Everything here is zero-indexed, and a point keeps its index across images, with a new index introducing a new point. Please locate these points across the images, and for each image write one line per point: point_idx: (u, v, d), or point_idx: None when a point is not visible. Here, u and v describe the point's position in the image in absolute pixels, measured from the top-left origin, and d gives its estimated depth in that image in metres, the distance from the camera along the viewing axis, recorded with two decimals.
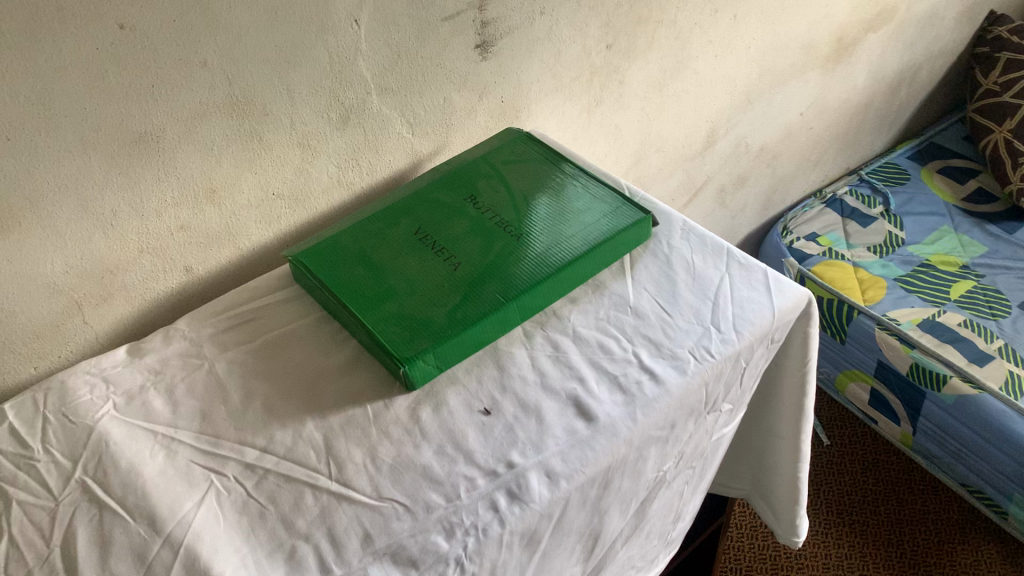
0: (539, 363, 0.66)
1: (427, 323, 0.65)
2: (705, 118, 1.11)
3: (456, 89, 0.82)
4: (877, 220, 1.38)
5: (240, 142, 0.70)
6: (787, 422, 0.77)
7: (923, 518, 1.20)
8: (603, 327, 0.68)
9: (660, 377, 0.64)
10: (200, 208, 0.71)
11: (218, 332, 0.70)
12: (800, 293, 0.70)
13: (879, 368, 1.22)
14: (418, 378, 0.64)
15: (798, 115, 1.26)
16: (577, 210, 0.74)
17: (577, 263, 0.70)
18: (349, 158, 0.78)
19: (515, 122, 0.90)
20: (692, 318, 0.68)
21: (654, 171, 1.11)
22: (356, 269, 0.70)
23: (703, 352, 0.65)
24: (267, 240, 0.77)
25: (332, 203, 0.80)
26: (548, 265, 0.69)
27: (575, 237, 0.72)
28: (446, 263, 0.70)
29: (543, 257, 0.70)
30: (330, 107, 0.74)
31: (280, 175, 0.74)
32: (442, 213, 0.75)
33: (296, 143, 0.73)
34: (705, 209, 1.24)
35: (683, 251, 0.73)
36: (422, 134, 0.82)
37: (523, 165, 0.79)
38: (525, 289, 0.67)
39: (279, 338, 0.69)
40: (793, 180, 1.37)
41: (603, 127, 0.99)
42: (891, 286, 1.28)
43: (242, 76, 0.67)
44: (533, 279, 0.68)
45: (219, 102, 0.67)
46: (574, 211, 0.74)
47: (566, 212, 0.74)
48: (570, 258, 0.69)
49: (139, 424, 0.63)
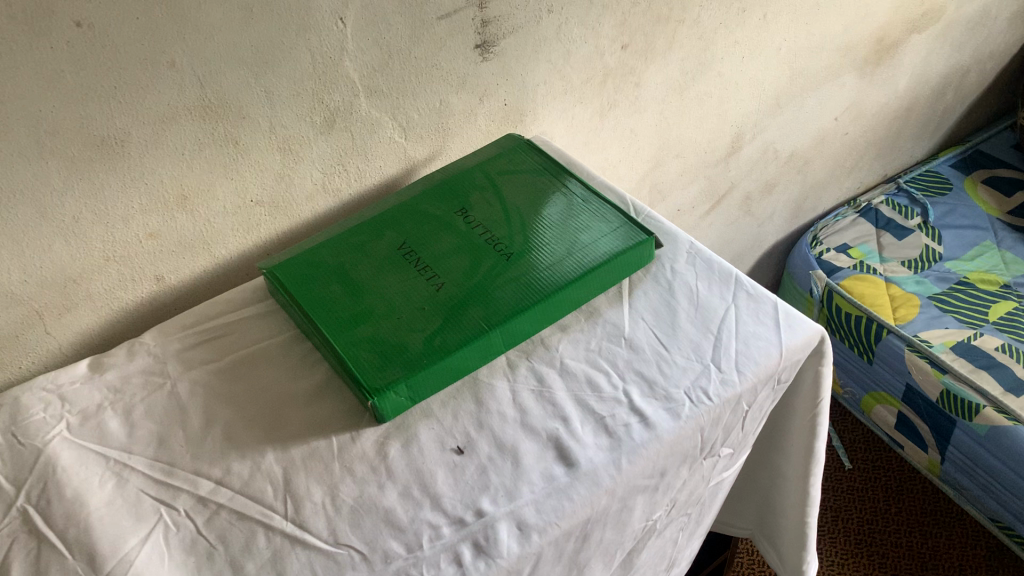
0: (520, 399, 0.61)
1: (402, 350, 0.61)
2: (729, 122, 1.04)
3: (453, 91, 0.77)
4: (913, 232, 1.30)
5: (214, 147, 0.66)
6: (796, 464, 0.71)
7: (948, 552, 1.13)
8: (593, 360, 0.63)
9: (650, 420, 0.58)
10: (171, 215, 0.67)
11: (184, 349, 0.66)
12: (812, 329, 0.63)
13: (908, 392, 1.15)
14: (389, 410, 0.59)
15: (832, 120, 1.19)
16: (574, 228, 0.69)
17: (570, 289, 0.64)
18: (336, 163, 0.73)
19: (519, 127, 0.84)
20: (691, 354, 0.62)
21: (673, 177, 1.04)
22: (333, 287, 0.66)
23: (701, 394, 0.60)
24: (247, 249, 0.73)
25: (317, 210, 0.75)
26: (537, 289, 0.64)
27: (570, 258, 0.66)
28: (429, 283, 0.65)
29: (533, 279, 0.64)
30: (313, 109, 0.69)
31: (259, 181, 0.70)
32: (430, 227, 0.70)
33: (276, 147, 0.69)
34: (729, 216, 1.17)
35: (687, 278, 0.68)
36: (416, 138, 0.77)
37: (521, 176, 0.74)
38: (509, 316, 0.62)
39: (248, 358, 0.65)
40: (826, 188, 1.30)
41: (616, 131, 0.93)
42: (925, 304, 1.20)
43: (215, 77, 0.62)
44: (520, 305, 0.62)
45: (190, 105, 0.62)
46: (572, 229, 0.69)
47: (563, 231, 0.69)
48: (562, 282, 0.64)
49: (91, 448, 0.59)
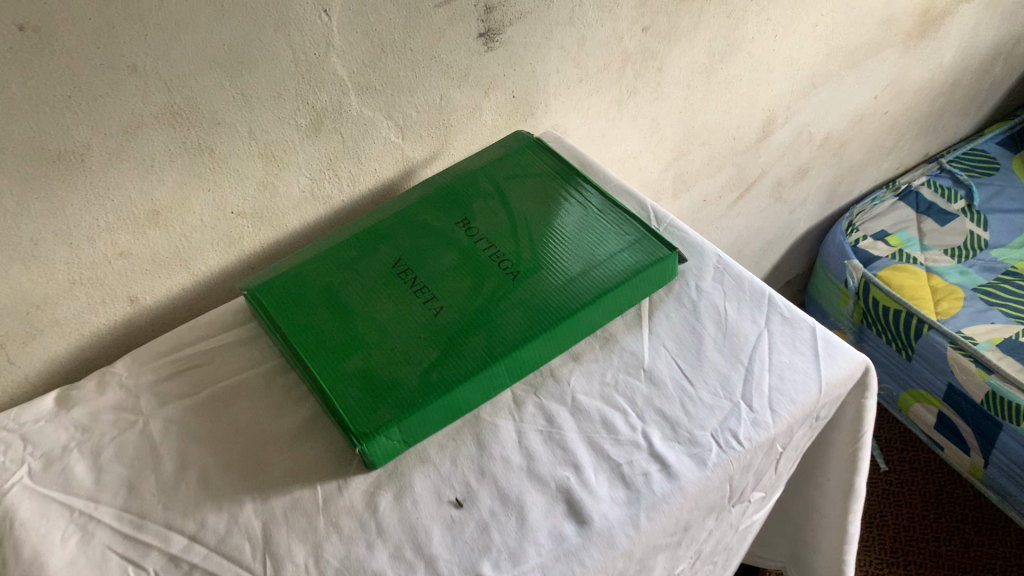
0: (528, 442, 0.54)
1: (395, 386, 0.54)
2: (761, 105, 0.96)
3: (455, 85, 0.69)
4: (957, 218, 1.21)
5: (187, 157, 0.59)
6: (833, 500, 0.64)
7: (991, 562, 1.06)
8: (609, 395, 0.56)
9: (672, 469, 0.52)
10: (142, 233, 0.60)
11: (159, 381, 0.60)
12: (855, 359, 0.57)
13: (950, 393, 1.08)
14: (380, 455, 0.53)
15: (871, 98, 1.10)
16: (589, 241, 0.62)
17: (583, 314, 0.58)
18: (325, 168, 0.66)
19: (530, 120, 0.77)
20: (718, 389, 0.55)
21: (699, 167, 0.96)
22: (321, 312, 0.60)
23: (729, 438, 0.53)
24: (230, 265, 0.67)
25: (307, 219, 0.69)
26: (546, 315, 0.57)
27: (583, 278, 0.59)
28: (426, 307, 0.59)
29: (541, 304, 0.58)
30: (297, 111, 0.62)
31: (239, 190, 0.63)
32: (429, 240, 0.63)
33: (257, 154, 0.62)
34: (759, 204, 1.10)
35: (714, 297, 0.61)
36: (414, 137, 0.70)
37: (530, 180, 0.67)
38: (515, 347, 0.55)
39: (227, 392, 0.59)
40: (862, 171, 1.21)
41: (637, 120, 0.85)
42: (969, 297, 1.12)
43: (185, 81, 0.55)
44: (527, 335, 0.56)
45: (157, 112, 0.56)
46: (586, 243, 0.62)
47: (576, 245, 0.62)
48: (574, 306, 0.57)
49: (54, 497, 0.53)
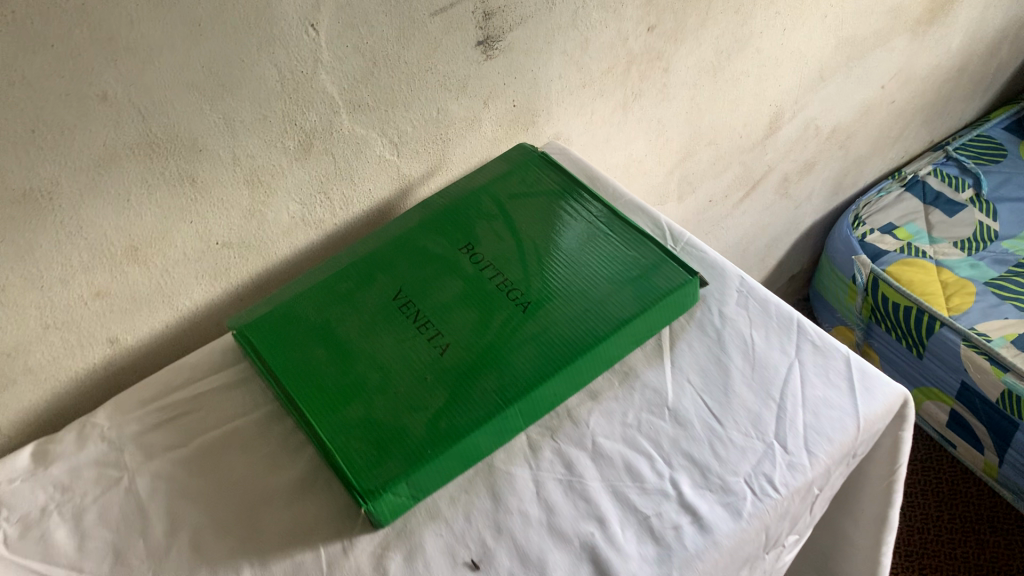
0: (547, 493, 0.50)
1: (400, 436, 0.50)
2: (768, 101, 0.92)
3: (453, 97, 0.65)
4: (965, 208, 1.18)
5: (166, 188, 0.54)
6: (865, 532, 0.61)
7: (1009, 563, 1.03)
8: (632, 438, 0.52)
9: (704, 520, 0.48)
10: (120, 271, 0.56)
11: (144, 431, 0.55)
12: (893, 392, 0.53)
13: (963, 391, 1.04)
14: (387, 513, 0.49)
15: (879, 88, 1.06)
16: (603, 266, 0.58)
17: (601, 348, 0.53)
18: (315, 191, 0.62)
19: (531, 129, 0.72)
20: (749, 429, 0.52)
21: (705, 167, 0.92)
22: (317, 352, 0.55)
23: (764, 484, 0.49)
24: (216, 298, 0.62)
25: (297, 246, 0.64)
26: (562, 352, 0.53)
27: (599, 308, 0.55)
28: (431, 344, 0.54)
29: (555, 339, 0.53)
30: (284, 133, 0.57)
31: (224, 220, 0.58)
32: (430, 268, 0.59)
33: (242, 181, 0.57)
34: (764, 202, 1.06)
35: (740, 325, 0.57)
36: (410, 154, 0.65)
37: (536, 199, 0.63)
38: (530, 388, 0.51)
39: (219, 443, 0.54)
40: (868, 162, 1.17)
41: (643, 122, 0.81)
42: (981, 291, 1.08)
43: (161, 107, 0.50)
44: (542, 375, 0.52)
45: (132, 141, 0.51)
46: (600, 268, 0.58)
47: (589, 271, 0.57)
48: (591, 341, 0.53)
49: (33, 568, 0.49)
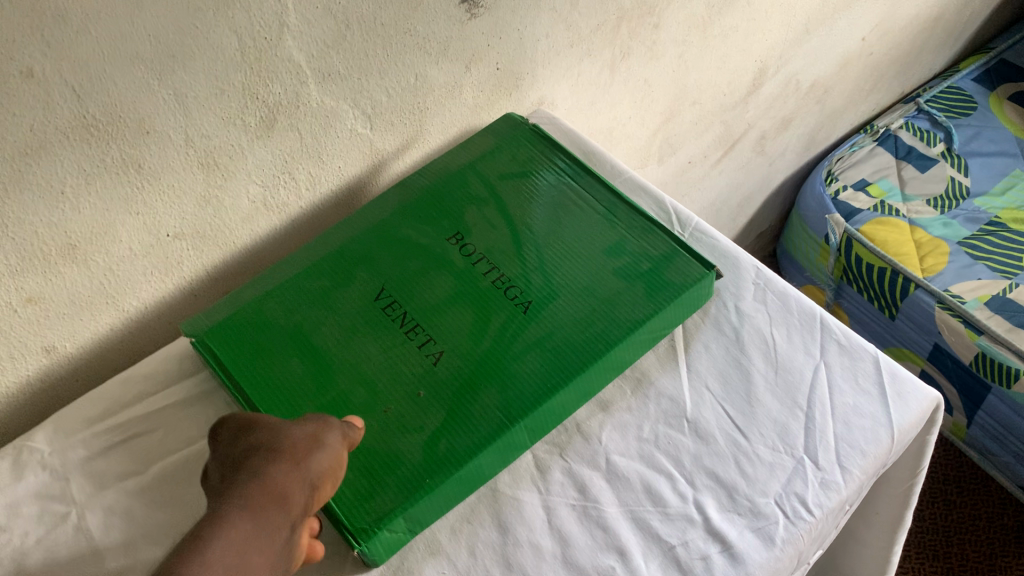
0: (559, 520, 0.45)
1: (394, 462, 0.44)
2: (754, 57, 0.86)
3: (433, 62, 0.57)
4: (937, 163, 1.16)
5: (109, 175, 0.46)
6: (878, 533, 0.58)
7: (974, 524, 1.02)
8: (649, 455, 0.47)
9: (734, 549, 0.43)
10: (54, 272, 0.48)
11: (94, 456, 0.48)
12: (926, 398, 0.49)
13: (935, 353, 1.02)
14: (382, 552, 0.42)
15: (860, 40, 1.01)
16: (609, 259, 0.52)
17: (614, 354, 0.48)
18: (279, 172, 0.54)
19: (514, 94, 0.65)
20: (777, 442, 0.47)
21: (687, 127, 0.87)
22: (292, 363, 0.49)
23: (797, 505, 0.45)
24: (169, 295, 0.55)
25: (258, 234, 0.57)
26: (572, 359, 0.47)
27: (609, 307, 0.49)
28: (422, 353, 0.48)
29: (563, 345, 0.48)
30: (244, 108, 0.49)
31: (176, 209, 0.51)
32: (417, 263, 0.53)
33: (197, 164, 0.50)
34: (741, 160, 1.01)
35: (758, 323, 0.53)
36: (385, 127, 0.58)
37: (530, 184, 0.57)
38: (538, 402, 0.45)
39: (180, 468, 0.48)
40: (841, 116, 1.14)
41: (629, 83, 0.74)
42: (954, 251, 1.06)
43: (101, 84, 0.42)
44: (550, 387, 0.46)
45: (66, 125, 0.42)
46: (606, 262, 0.52)
47: (595, 266, 0.52)
48: (602, 346, 0.48)
49: None
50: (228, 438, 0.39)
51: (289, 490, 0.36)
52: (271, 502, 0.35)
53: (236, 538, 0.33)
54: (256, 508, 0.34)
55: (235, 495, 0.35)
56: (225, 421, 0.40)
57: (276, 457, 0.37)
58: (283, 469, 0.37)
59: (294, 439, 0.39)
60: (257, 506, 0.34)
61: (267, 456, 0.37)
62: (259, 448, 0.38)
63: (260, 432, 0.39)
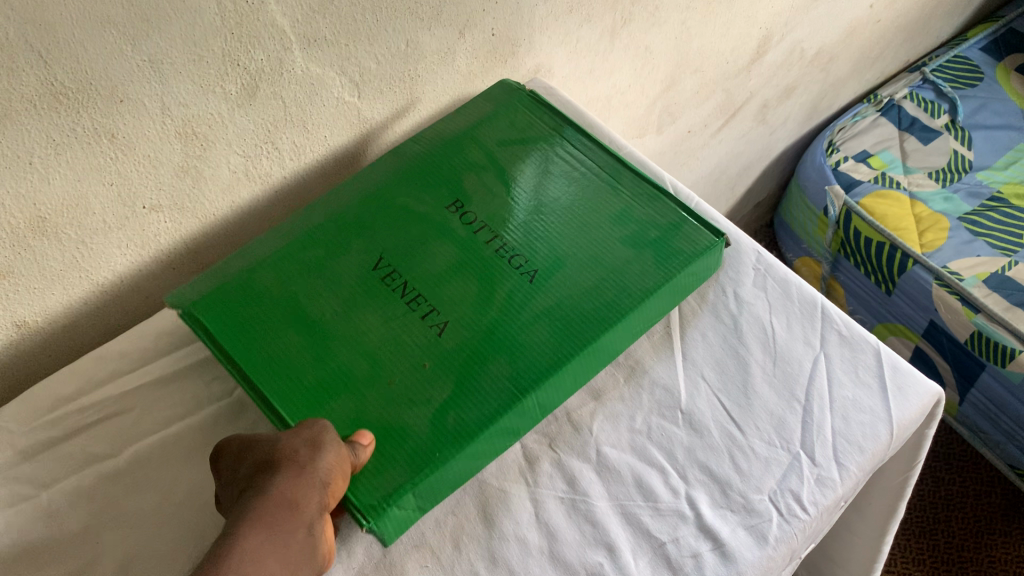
0: (546, 514, 0.44)
1: (401, 437, 0.41)
2: (759, 24, 0.83)
3: (425, 27, 0.54)
4: (941, 135, 1.13)
5: (82, 145, 0.44)
6: (870, 524, 0.57)
7: (962, 502, 1.02)
8: (641, 447, 0.46)
9: (726, 546, 0.42)
10: (24, 246, 0.45)
11: (66, 437, 0.47)
12: (927, 393, 0.48)
13: (931, 330, 1.00)
14: (392, 531, 0.40)
15: (867, 8, 0.98)
16: (616, 228, 0.50)
17: (626, 325, 0.46)
18: (261, 141, 0.52)
19: (510, 62, 0.63)
20: (771, 434, 0.46)
21: (687, 96, 0.84)
22: (288, 335, 0.46)
23: (792, 505, 0.43)
24: (146, 267, 0.53)
25: (239, 206, 0.54)
26: (580, 330, 0.45)
27: (618, 277, 0.48)
28: (426, 323, 0.46)
29: (573, 315, 0.46)
30: (224, 75, 0.46)
31: (152, 180, 0.48)
32: (414, 231, 0.50)
33: (175, 133, 0.47)
34: (741, 129, 0.99)
35: (758, 310, 0.51)
36: (373, 95, 0.56)
37: (530, 149, 0.55)
38: (550, 374, 0.43)
39: (155, 450, 0.46)
40: (844, 84, 1.11)
41: (630, 50, 0.71)
42: (954, 227, 1.04)
43: (71, 50, 0.40)
44: (561, 357, 0.44)
45: (33, 94, 0.40)
46: (614, 230, 0.50)
47: (602, 234, 0.50)
48: (614, 316, 0.46)
49: None
50: (231, 453, 0.40)
51: (297, 496, 0.36)
52: (280, 511, 0.35)
53: (244, 556, 0.33)
54: (264, 522, 0.35)
55: (242, 514, 0.35)
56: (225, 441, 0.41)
57: (281, 467, 0.37)
58: (289, 477, 0.36)
59: (295, 445, 0.38)
60: (263, 522, 0.34)
61: (272, 467, 0.37)
62: (263, 463, 0.37)
63: (263, 447, 0.38)
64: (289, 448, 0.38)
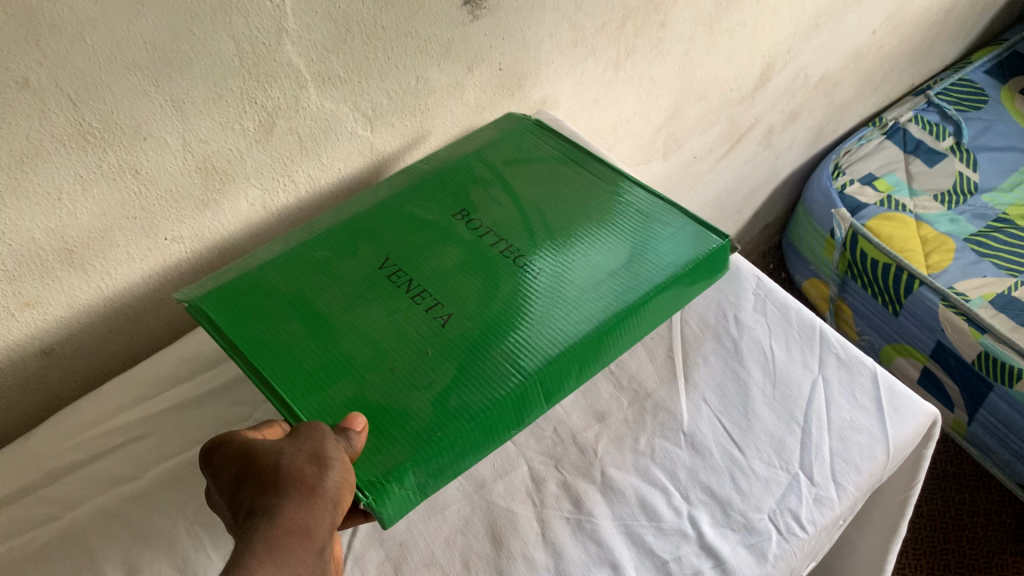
0: (552, 533, 0.45)
1: (402, 419, 0.42)
2: (761, 52, 0.85)
3: (434, 64, 0.57)
4: (946, 158, 1.15)
5: (107, 182, 0.46)
6: (871, 541, 0.58)
7: (973, 522, 1.02)
8: (644, 468, 0.47)
9: (727, 563, 0.43)
10: (51, 276, 0.48)
11: (91, 460, 0.49)
12: (923, 414, 0.49)
13: (938, 350, 1.01)
14: (393, 513, 0.40)
15: (870, 34, 0.99)
16: (621, 233, 0.52)
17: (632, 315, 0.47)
18: (278, 175, 0.54)
19: (517, 94, 0.65)
20: (771, 454, 0.47)
21: (692, 123, 0.86)
22: (291, 326, 0.47)
23: (791, 522, 0.45)
24: (167, 297, 0.55)
25: (257, 238, 0.57)
26: (586, 318, 0.46)
27: (623, 273, 0.49)
28: (429, 316, 0.47)
29: (580, 305, 0.47)
30: (242, 112, 0.49)
31: (173, 214, 0.51)
32: (421, 236, 0.52)
33: (196, 169, 0.49)
34: (747, 153, 1.00)
35: (757, 334, 0.53)
36: (385, 129, 0.58)
37: (534, 166, 0.57)
38: (555, 358, 0.44)
39: (174, 473, 0.48)
40: (849, 109, 1.13)
41: (635, 80, 0.74)
42: (960, 248, 1.05)
43: (97, 92, 0.42)
44: (567, 344, 0.45)
45: (62, 133, 0.42)
46: (618, 234, 0.52)
47: (607, 238, 0.51)
48: (621, 307, 0.47)
49: None
50: (230, 472, 0.38)
51: (308, 520, 0.35)
52: (291, 536, 0.34)
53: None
54: (276, 546, 0.33)
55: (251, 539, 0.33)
56: (222, 451, 0.39)
57: (288, 488, 0.36)
58: (296, 500, 0.35)
59: (298, 464, 0.37)
60: (275, 547, 0.33)
61: (278, 490, 0.36)
62: (267, 485, 0.36)
63: (264, 466, 0.37)
64: (293, 468, 0.36)
